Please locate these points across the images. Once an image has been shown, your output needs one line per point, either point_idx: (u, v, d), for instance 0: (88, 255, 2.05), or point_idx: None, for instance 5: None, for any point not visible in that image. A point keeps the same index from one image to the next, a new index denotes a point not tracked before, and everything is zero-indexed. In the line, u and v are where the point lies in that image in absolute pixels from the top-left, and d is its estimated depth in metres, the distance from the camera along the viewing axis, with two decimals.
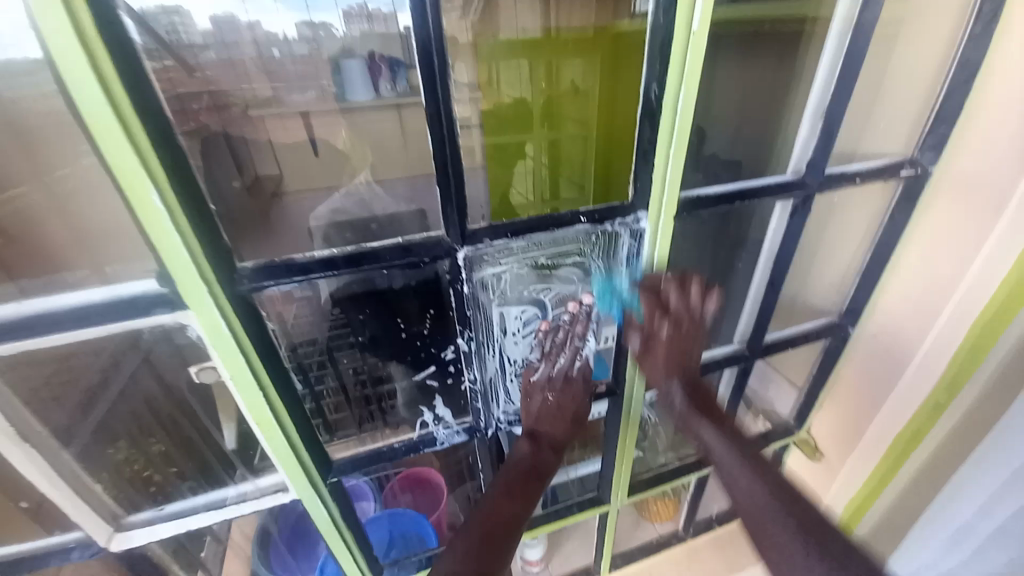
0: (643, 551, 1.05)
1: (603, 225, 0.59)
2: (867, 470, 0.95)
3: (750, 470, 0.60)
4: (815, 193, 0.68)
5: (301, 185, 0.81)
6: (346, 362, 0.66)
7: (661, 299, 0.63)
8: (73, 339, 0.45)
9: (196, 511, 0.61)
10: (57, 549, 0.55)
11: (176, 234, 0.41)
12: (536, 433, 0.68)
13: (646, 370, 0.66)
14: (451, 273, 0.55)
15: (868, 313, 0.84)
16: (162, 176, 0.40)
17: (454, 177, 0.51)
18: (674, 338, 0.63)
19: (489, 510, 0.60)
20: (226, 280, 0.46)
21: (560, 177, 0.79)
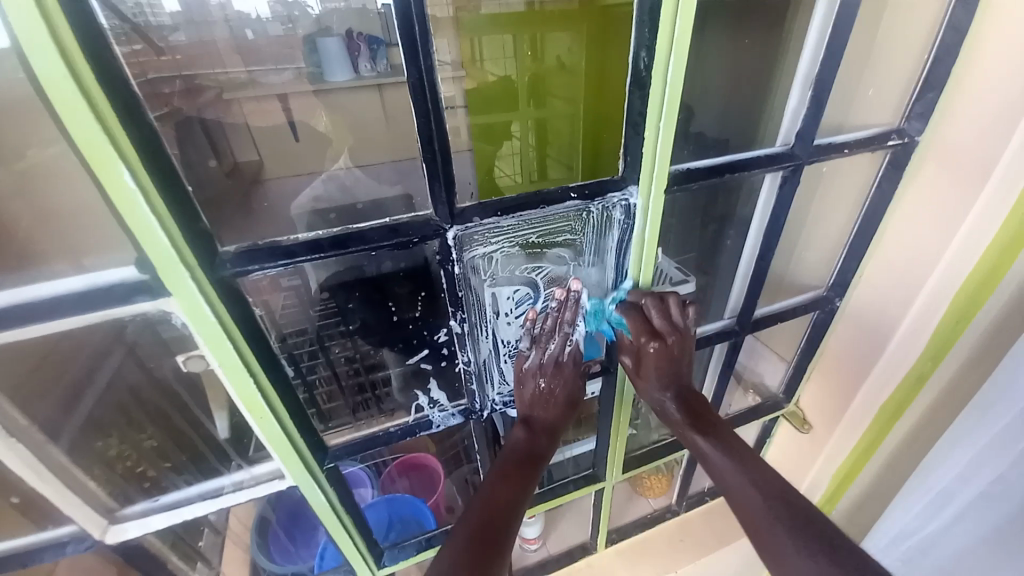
0: (637, 526, 1.08)
1: (594, 201, 0.57)
2: (853, 441, 0.96)
3: (741, 472, 0.62)
4: (805, 164, 0.67)
5: (283, 170, 0.76)
6: (338, 350, 0.69)
7: (644, 320, 0.65)
8: (51, 330, 0.43)
9: (190, 502, 0.60)
10: (51, 544, 0.55)
11: (151, 216, 0.39)
12: (529, 418, 0.70)
13: (641, 385, 0.70)
14: (441, 253, 0.54)
15: (855, 285, 0.85)
16: (132, 154, 0.38)
17: (441, 153, 0.49)
18: (665, 360, 0.67)
19: (488, 494, 0.61)
20: (208, 265, 0.45)
21: (548, 156, 0.81)
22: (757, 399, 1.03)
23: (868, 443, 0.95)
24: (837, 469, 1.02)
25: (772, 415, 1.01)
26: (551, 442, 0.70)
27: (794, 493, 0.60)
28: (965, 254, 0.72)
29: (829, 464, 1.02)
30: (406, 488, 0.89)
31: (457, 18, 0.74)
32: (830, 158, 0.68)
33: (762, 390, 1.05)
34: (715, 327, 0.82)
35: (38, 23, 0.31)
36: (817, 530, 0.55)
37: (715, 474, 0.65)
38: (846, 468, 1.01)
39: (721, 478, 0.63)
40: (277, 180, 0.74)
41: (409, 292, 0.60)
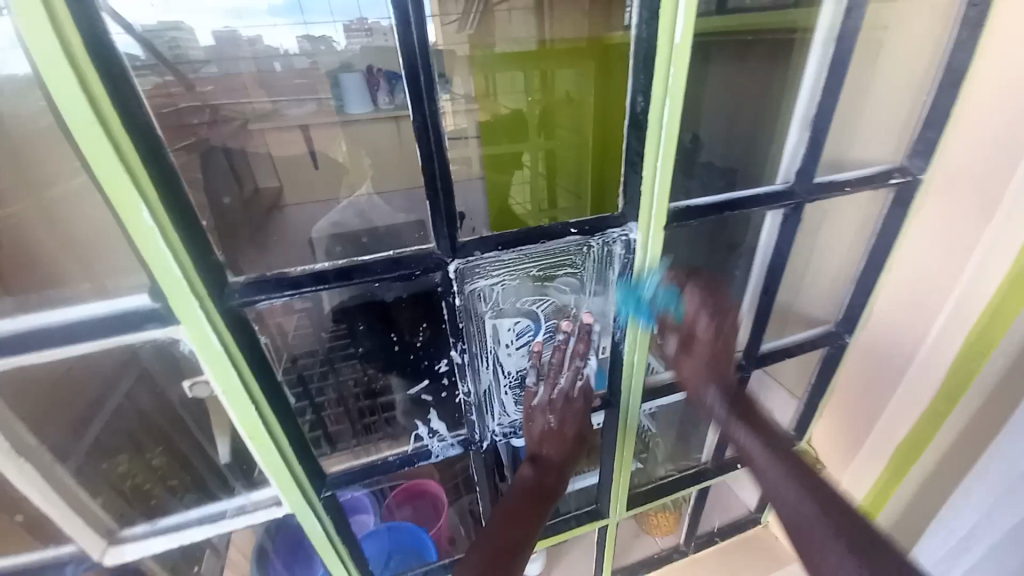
0: (644, 565, 1.04)
1: (594, 236, 0.58)
2: (867, 483, 0.92)
3: (797, 480, 0.65)
4: (806, 202, 0.68)
5: (299, 198, 0.80)
6: (346, 372, 0.73)
7: (702, 300, 0.68)
8: (67, 355, 0.45)
9: (190, 527, 0.59)
10: (50, 564, 0.55)
11: (167, 250, 0.41)
12: (537, 457, 0.69)
13: (686, 371, 0.71)
14: (443, 284, 0.55)
15: (865, 322, 0.84)
16: (152, 192, 0.40)
17: (443, 191, 0.51)
18: (716, 346, 0.70)
19: (493, 536, 0.61)
20: (218, 295, 0.46)
21: (557, 185, 0.80)
22: None
23: (880, 490, 0.90)
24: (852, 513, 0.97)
25: None
26: (558, 478, 0.70)
27: (823, 479, 0.65)
28: (974, 291, 0.70)
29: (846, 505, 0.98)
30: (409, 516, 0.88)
31: (471, 55, 0.79)
32: (832, 196, 0.69)
33: None
34: None
35: (69, 77, 0.34)
36: (851, 519, 0.61)
37: (759, 472, 0.68)
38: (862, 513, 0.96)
39: (763, 476, 0.67)
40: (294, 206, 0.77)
41: (414, 318, 0.60)
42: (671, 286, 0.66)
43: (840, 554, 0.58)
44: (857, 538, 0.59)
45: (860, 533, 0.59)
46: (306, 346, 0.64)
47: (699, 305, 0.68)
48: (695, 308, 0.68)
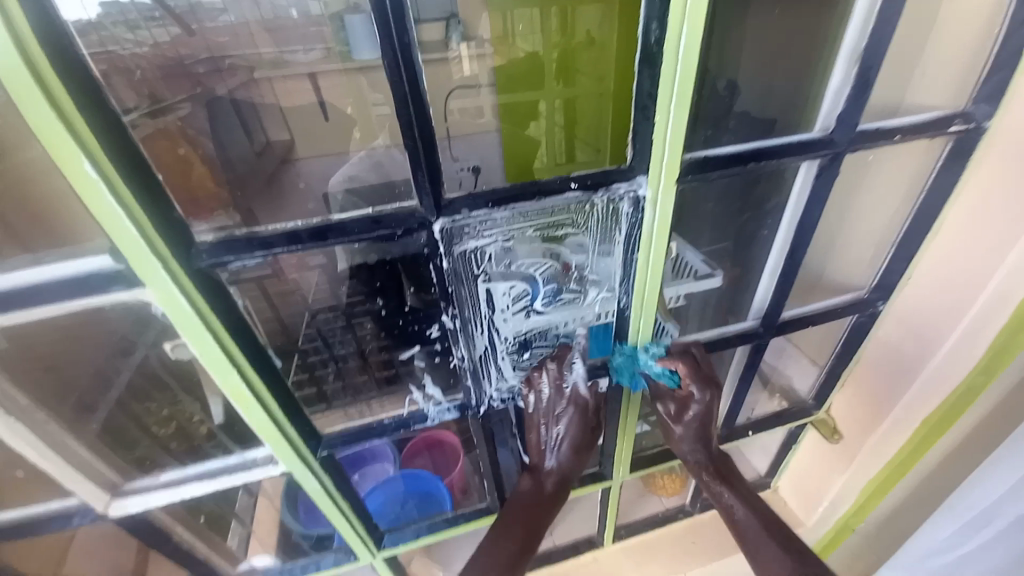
0: (648, 523, 1.06)
1: (597, 192, 0.53)
2: (885, 455, 0.88)
3: (774, 543, 0.67)
4: (845, 151, 0.60)
5: (310, 151, 0.68)
6: (365, 328, 0.71)
7: (698, 368, 0.68)
8: (34, 316, 0.45)
9: (188, 483, 0.62)
10: (59, 514, 0.58)
11: (117, 205, 0.40)
12: (535, 468, 0.72)
13: (675, 435, 0.73)
14: (430, 246, 0.52)
15: (901, 289, 0.78)
16: (92, 141, 0.38)
17: (422, 140, 0.46)
18: (705, 416, 0.70)
19: (490, 551, 0.66)
20: (184, 257, 0.44)
21: (577, 139, 0.70)
22: (783, 404, 0.97)
23: (901, 462, 0.86)
24: (866, 486, 0.93)
25: (798, 421, 0.95)
26: (558, 490, 0.71)
27: (793, 534, 0.68)
28: None
29: (856, 480, 0.94)
30: (428, 463, 0.90)
31: None
32: (878, 145, 0.61)
33: (790, 394, 0.98)
34: (735, 329, 0.77)
35: None
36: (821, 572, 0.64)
37: (740, 531, 0.70)
38: (875, 486, 0.93)
39: (744, 537, 0.70)
40: (305, 160, 0.66)
41: (405, 282, 0.62)
42: (669, 359, 0.68)
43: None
44: None
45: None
46: (325, 300, 0.66)
47: (694, 376, 0.67)
48: (689, 379, 0.67)
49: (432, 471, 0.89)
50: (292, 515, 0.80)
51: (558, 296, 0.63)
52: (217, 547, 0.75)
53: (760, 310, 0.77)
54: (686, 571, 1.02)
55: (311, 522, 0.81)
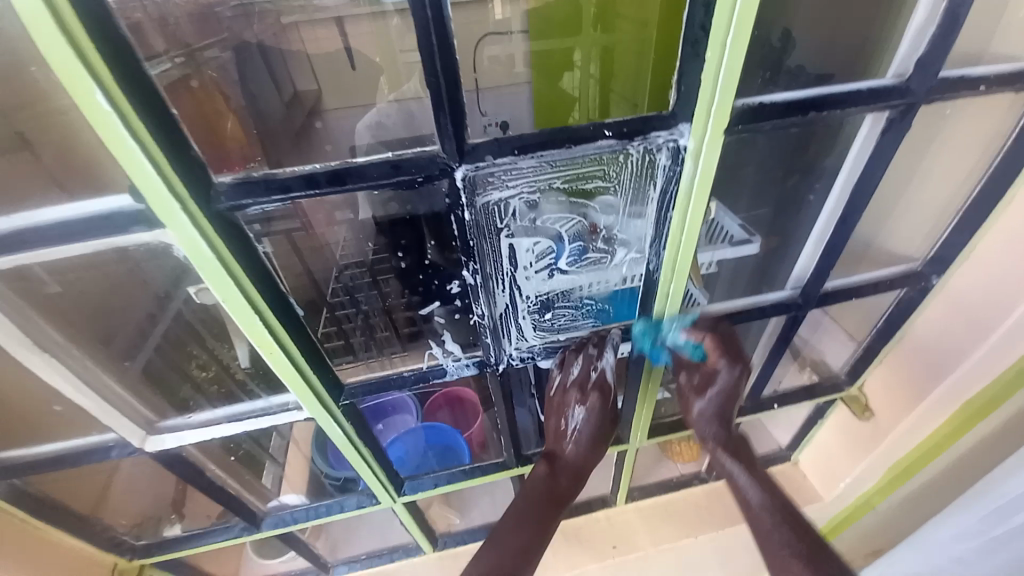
0: (662, 486, 1.07)
1: (634, 141, 0.49)
2: (923, 434, 0.84)
3: (780, 522, 0.67)
4: (922, 101, 0.54)
5: (339, 102, 0.63)
6: (390, 288, 0.69)
7: (725, 345, 0.67)
8: (64, 254, 0.46)
9: (217, 423, 0.65)
10: (98, 446, 0.63)
11: (132, 141, 0.39)
12: (553, 456, 0.74)
13: (693, 406, 0.72)
14: (451, 196, 0.50)
15: (961, 262, 0.73)
16: (104, 69, 0.36)
17: (444, 78, 0.43)
18: (729, 392, 0.69)
19: (504, 545, 0.66)
20: (203, 199, 0.44)
21: (612, 92, 0.64)
22: (813, 377, 0.94)
23: (938, 442, 0.83)
24: (895, 463, 0.90)
25: (829, 396, 0.93)
26: (575, 482, 0.74)
27: (801, 517, 0.68)
28: None
29: (885, 458, 0.91)
30: (449, 418, 0.92)
31: None
32: (961, 96, 0.56)
33: (823, 367, 0.94)
34: (771, 299, 0.73)
35: None
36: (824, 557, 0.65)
37: (752, 514, 0.70)
38: (901, 467, 0.90)
39: (756, 518, 0.69)
40: (334, 112, 0.62)
41: (426, 234, 0.59)
42: (695, 330, 0.67)
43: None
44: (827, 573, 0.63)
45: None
46: (353, 256, 0.67)
47: (721, 351, 0.67)
48: (715, 352, 0.67)
49: (454, 425, 0.92)
50: (322, 458, 0.85)
51: (584, 254, 0.61)
52: (247, 484, 0.81)
53: (802, 276, 0.72)
54: (698, 533, 1.03)
55: (338, 464, 0.85)
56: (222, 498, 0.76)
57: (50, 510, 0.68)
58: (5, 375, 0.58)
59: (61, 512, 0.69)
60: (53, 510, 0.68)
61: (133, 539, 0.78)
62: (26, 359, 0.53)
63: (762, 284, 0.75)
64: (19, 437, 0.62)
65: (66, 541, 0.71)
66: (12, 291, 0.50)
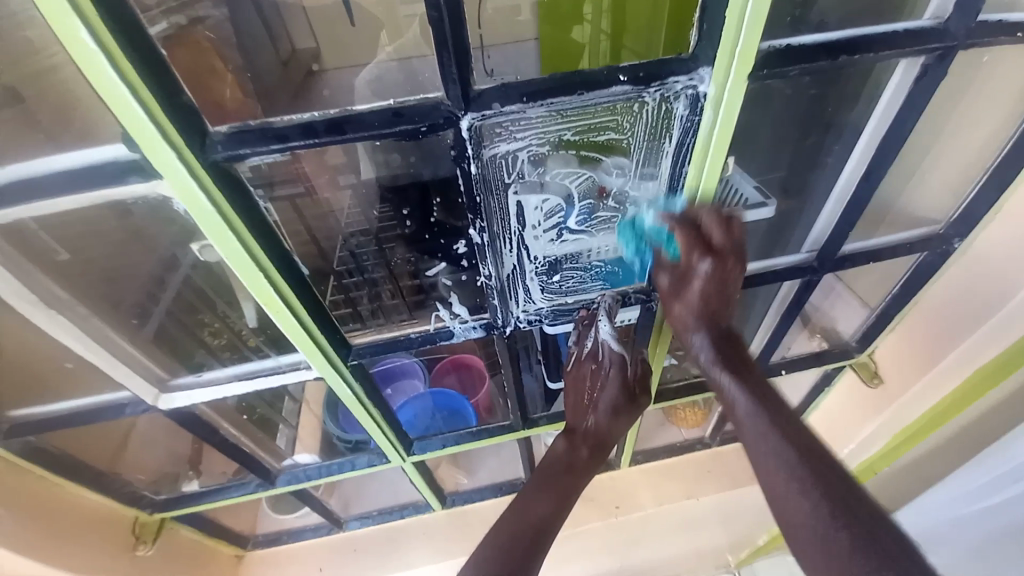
0: (666, 450, 1.09)
1: (650, 87, 0.46)
2: (932, 399, 0.83)
3: (775, 430, 0.57)
4: (960, 45, 0.51)
5: (339, 58, 0.59)
6: (398, 252, 0.68)
7: (704, 233, 0.56)
8: (63, 209, 0.45)
9: (228, 382, 0.66)
10: (113, 404, 0.65)
11: (121, 83, 0.37)
12: (573, 429, 0.75)
13: (673, 313, 0.62)
14: (456, 147, 0.48)
15: (987, 223, 0.70)
16: (86, 3, 0.34)
17: (449, 14, 0.41)
18: (715, 289, 0.58)
19: (520, 510, 0.65)
20: (198, 147, 0.43)
21: (623, 47, 0.61)
22: (823, 345, 0.93)
23: (946, 407, 0.81)
24: (899, 431, 0.89)
25: (838, 363, 0.92)
26: (594, 454, 0.73)
27: (811, 431, 0.57)
28: None
29: (893, 424, 0.91)
30: (456, 381, 0.91)
31: None
32: (999, 42, 0.52)
33: (832, 335, 0.93)
34: (786, 261, 0.72)
35: None
36: (832, 478, 0.53)
37: (743, 430, 0.59)
38: (904, 435, 0.88)
39: (748, 437, 0.58)
40: (334, 67, 0.57)
41: (431, 194, 0.59)
42: (672, 218, 0.57)
43: (812, 504, 0.52)
44: (829, 494, 0.52)
45: (843, 499, 0.51)
46: (358, 224, 0.68)
47: (697, 244, 0.56)
48: (686, 246, 0.56)
49: (461, 390, 0.92)
50: (333, 420, 0.86)
51: (593, 214, 0.59)
52: (260, 442, 0.83)
53: (815, 243, 0.71)
54: (698, 495, 1.06)
55: (349, 428, 0.86)
56: (235, 455, 0.78)
57: (68, 465, 0.70)
58: (15, 332, 0.58)
59: (80, 466, 0.71)
60: (73, 464, 0.70)
61: (152, 494, 0.81)
62: (36, 316, 0.54)
63: (774, 248, 0.73)
64: (36, 394, 0.64)
65: (86, 496, 0.74)
66: (13, 247, 0.49)
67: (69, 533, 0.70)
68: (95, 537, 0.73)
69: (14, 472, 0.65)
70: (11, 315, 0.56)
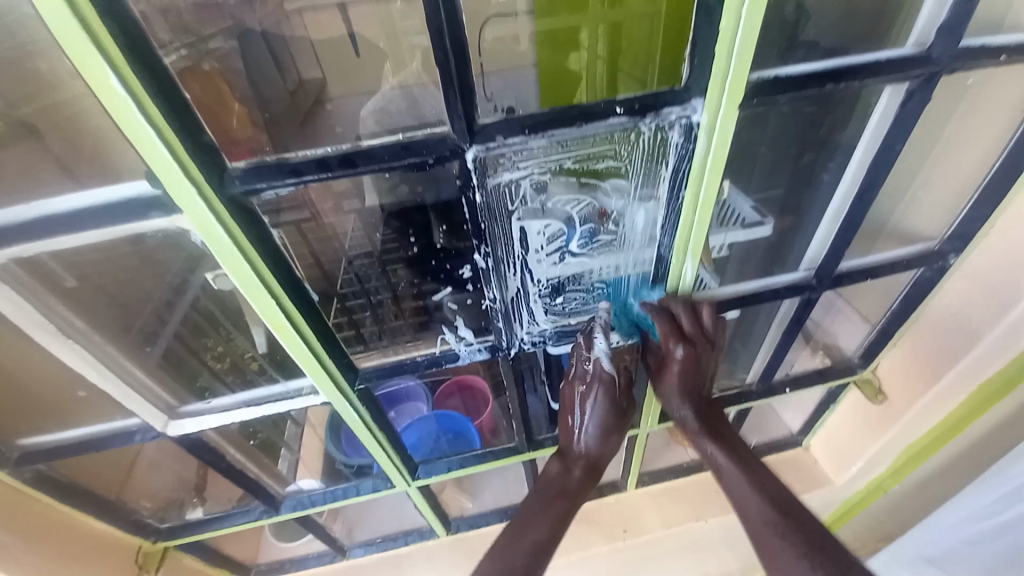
0: (673, 471, 1.08)
1: (645, 117, 0.48)
2: (938, 413, 0.84)
3: (754, 486, 0.64)
4: (944, 70, 0.53)
5: (343, 89, 0.61)
6: (401, 274, 0.69)
7: (678, 325, 0.64)
8: (82, 241, 0.47)
9: (237, 407, 0.67)
10: (123, 431, 0.65)
11: (146, 123, 0.39)
12: (565, 452, 0.73)
13: (660, 389, 0.70)
14: (462, 177, 0.50)
15: (980, 239, 0.71)
16: (115, 50, 0.36)
17: (454, 54, 0.43)
18: (693, 368, 0.66)
19: (515, 533, 0.65)
20: (217, 181, 0.45)
21: (619, 71, 0.62)
22: (826, 361, 0.93)
23: (960, 419, 0.82)
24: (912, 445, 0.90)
25: (841, 380, 0.92)
26: (588, 475, 0.72)
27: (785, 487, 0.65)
28: None
29: (900, 440, 0.90)
30: (459, 404, 0.93)
31: None
32: (981, 67, 0.55)
33: (834, 351, 0.93)
34: (784, 280, 0.72)
35: None
36: (808, 525, 0.60)
37: (726, 487, 0.67)
38: (919, 446, 0.89)
39: (732, 493, 0.66)
40: (340, 98, 0.59)
41: (435, 222, 0.62)
42: (652, 308, 0.65)
43: (796, 555, 0.58)
44: (809, 541, 0.59)
45: (819, 543, 0.59)
46: (361, 245, 0.66)
47: (674, 332, 0.64)
48: (667, 335, 0.63)
49: (464, 412, 0.93)
50: (335, 444, 0.86)
51: (594, 237, 0.61)
52: (265, 468, 0.82)
53: (813, 261, 0.72)
54: (707, 516, 1.04)
55: (353, 453, 0.86)
56: (241, 481, 0.78)
57: (75, 494, 0.70)
58: (29, 360, 0.59)
59: (87, 494, 0.71)
60: (80, 492, 0.70)
61: (156, 522, 0.81)
62: (52, 344, 0.55)
63: (773, 266, 0.74)
64: (46, 421, 0.64)
65: (92, 524, 0.73)
66: (31, 277, 0.51)
67: (76, 563, 0.70)
68: (101, 566, 0.73)
69: (22, 500, 0.65)
70: (26, 343, 0.57)
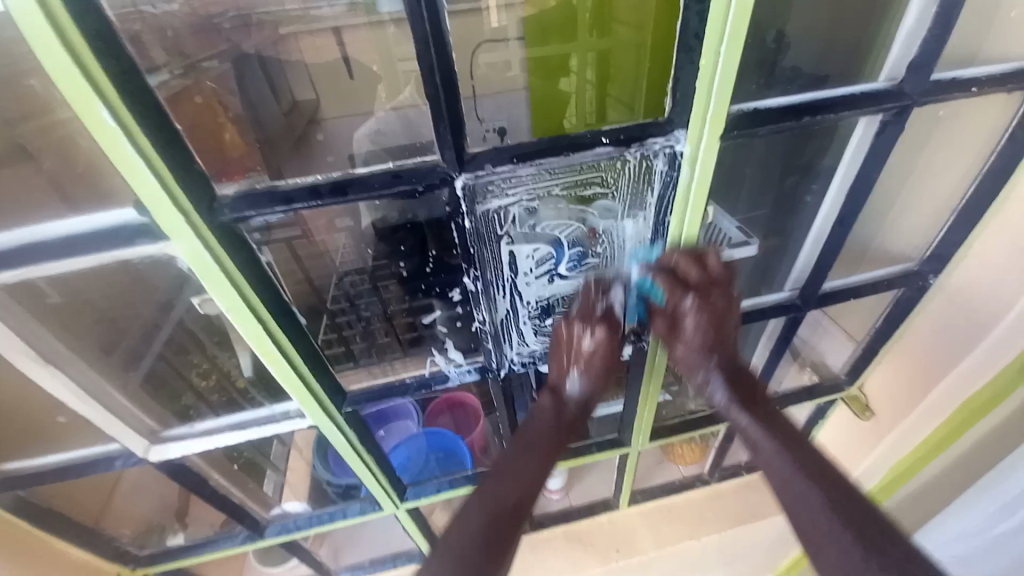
0: (664, 489, 1.08)
1: (631, 147, 0.50)
2: (921, 431, 0.85)
3: (798, 467, 0.57)
4: (916, 103, 0.55)
5: (338, 110, 0.62)
6: (390, 291, 0.71)
7: (682, 275, 0.58)
8: (64, 268, 0.46)
9: (222, 432, 0.65)
10: (103, 458, 0.63)
11: (136, 154, 0.39)
12: (558, 387, 0.65)
13: (678, 357, 0.63)
14: (452, 204, 0.51)
15: (957, 261, 0.73)
16: (109, 85, 0.37)
17: (445, 90, 0.44)
18: (709, 326, 0.60)
19: (493, 497, 0.58)
20: (207, 210, 0.45)
21: (608, 97, 0.64)
22: (814, 377, 0.94)
23: (939, 441, 0.83)
24: (896, 462, 0.90)
25: (830, 396, 0.93)
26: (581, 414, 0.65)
27: (835, 470, 0.57)
28: None
29: (887, 457, 0.91)
30: (450, 422, 0.93)
31: None
32: (952, 98, 0.56)
33: (823, 369, 0.94)
34: (770, 300, 0.74)
35: None
36: (869, 512, 0.53)
37: (764, 466, 0.60)
38: (901, 467, 0.90)
39: (770, 472, 0.59)
40: (334, 120, 0.60)
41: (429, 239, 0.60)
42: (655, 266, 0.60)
43: (854, 548, 0.50)
44: (870, 535, 0.51)
45: (881, 529, 0.51)
46: (353, 263, 0.67)
47: (679, 284, 0.58)
48: (671, 288, 0.58)
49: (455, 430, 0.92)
50: (323, 465, 0.85)
51: (583, 260, 0.61)
52: (251, 491, 0.81)
53: (798, 282, 0.74)
54: (700, 535, 1.03)
55: (340, 472, 0.84)
56: (226, 507, 0.76)
57: (52, 521, 0.68)
58: (12, 385, 0.59)
59: (66, 521, 0.69)
60: (59, 519, 0.68)
61: (136, 549, 0.78)
62: (33, 369, 0.53)
63: (759, 285, 0.76)
64: (25, 448, 0.63)
65: (69, 553, 0.71)
66: (15, 303, 0.50)
67: None
68: None
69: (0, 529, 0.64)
70: (7, 366, 0.56)
